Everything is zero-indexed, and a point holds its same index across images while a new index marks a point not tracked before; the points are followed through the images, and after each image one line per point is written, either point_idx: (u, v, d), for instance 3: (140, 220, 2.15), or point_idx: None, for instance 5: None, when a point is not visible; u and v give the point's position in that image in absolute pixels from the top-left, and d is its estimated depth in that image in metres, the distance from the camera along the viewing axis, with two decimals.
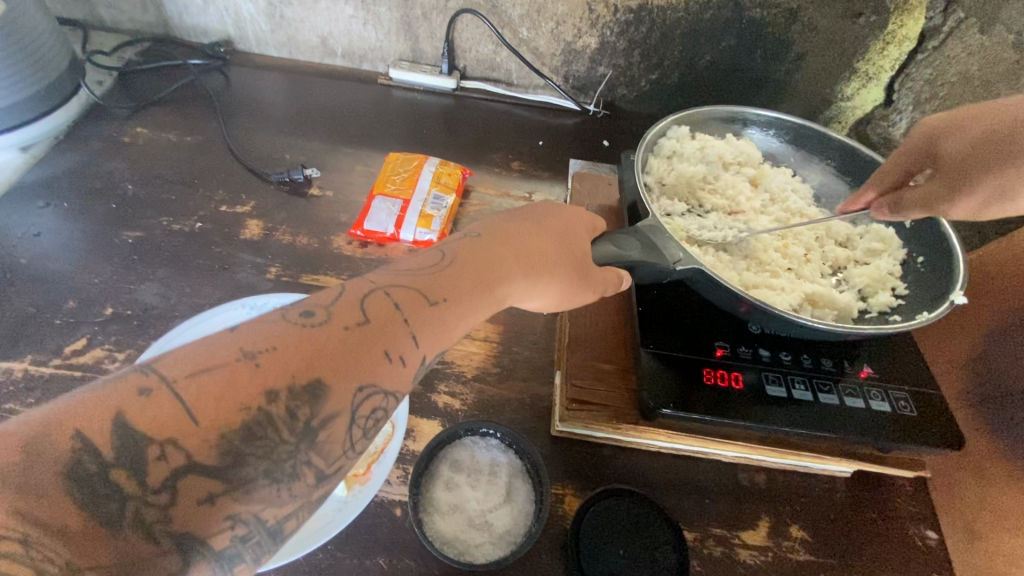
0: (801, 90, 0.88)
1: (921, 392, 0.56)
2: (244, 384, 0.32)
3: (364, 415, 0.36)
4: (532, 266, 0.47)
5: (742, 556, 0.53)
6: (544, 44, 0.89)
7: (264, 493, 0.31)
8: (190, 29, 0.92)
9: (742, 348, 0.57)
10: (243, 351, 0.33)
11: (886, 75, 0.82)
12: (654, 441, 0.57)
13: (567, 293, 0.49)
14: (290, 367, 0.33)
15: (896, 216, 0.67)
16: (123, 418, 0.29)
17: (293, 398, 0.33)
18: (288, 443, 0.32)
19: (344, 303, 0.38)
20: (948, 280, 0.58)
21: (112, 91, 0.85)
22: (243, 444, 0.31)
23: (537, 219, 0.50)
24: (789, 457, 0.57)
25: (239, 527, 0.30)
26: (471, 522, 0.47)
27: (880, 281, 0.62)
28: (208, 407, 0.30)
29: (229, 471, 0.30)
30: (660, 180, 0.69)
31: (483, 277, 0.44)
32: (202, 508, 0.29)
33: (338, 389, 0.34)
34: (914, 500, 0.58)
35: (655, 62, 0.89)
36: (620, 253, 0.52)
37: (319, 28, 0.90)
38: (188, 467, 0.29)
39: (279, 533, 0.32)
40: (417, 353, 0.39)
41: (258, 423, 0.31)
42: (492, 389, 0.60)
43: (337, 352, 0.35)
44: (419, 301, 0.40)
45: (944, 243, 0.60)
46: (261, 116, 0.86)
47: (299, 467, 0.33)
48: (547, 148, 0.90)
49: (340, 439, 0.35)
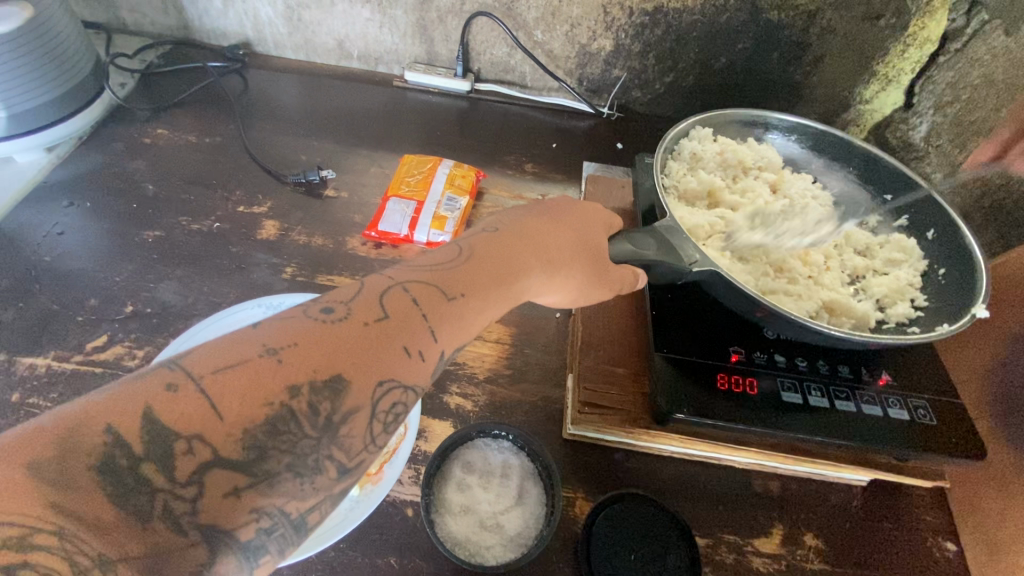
0: (819, 93, 0.88)
1: (941, 401, 0.55)
2: (267, 380, 0.32)
3: (385, 409, 0.36)
4: (549, 259, 0.47)
5: (755, 563, 0.53)
6: (559, 46, 0.89)
7: (287, 486, 0.32)
8: (209, 32, 0.93)
9: (757, 354, 0.56)
10: (266, 348, 0.33)
11: (907, 78, 0.81)
12: (667, 445, 0.57)
13: (585, 286, 0.49)
14: (310, 362, 0.34)
15: (918, 226, 0.66)
16: (151, 411, 0.29)
17: (315, 393, 0.33)
18: (311, 438, 0.33)
19: (363, 298, 0.38)
20: (971, 290, 0.57)
21: (133, 92, 0.86)
22: (266, 439, 0.31)
23: (554, 214, 0.51)
24: (805, 464, 0.56)
25: (264, 519, 0.31)
26: (483, 524, 0.47)
27: (899, 293, 0.61)
28: (232, 402, 0.31)
29: (253, 465, 0.31)
30: (678, 183, 0.69)
31: (501, 270, 0.44)
32: (228, 500, 0.30)
33: (357, 385, 0.34)
34: (933, 510, 0.57)
35: (671, 65, 0.89)
36: (639, 253, 0.52)
37: (336, 31, 0.91)
38: (215, 461, 0.30)
39: (302, 525, 0.33)
40: (435, 348, 0.39)
41: (281, 418, 0.32)
42: (505, 391, 0.60)
43: (358, 350, 0.35)
44: (437, 296, 0.40)
45: (969, 254, 0.59)
46: (278, 118, 0.87)
47: (321, 462, 0.33)
48: (560, 150, 0.90)
49: (360, 434, 0.35)
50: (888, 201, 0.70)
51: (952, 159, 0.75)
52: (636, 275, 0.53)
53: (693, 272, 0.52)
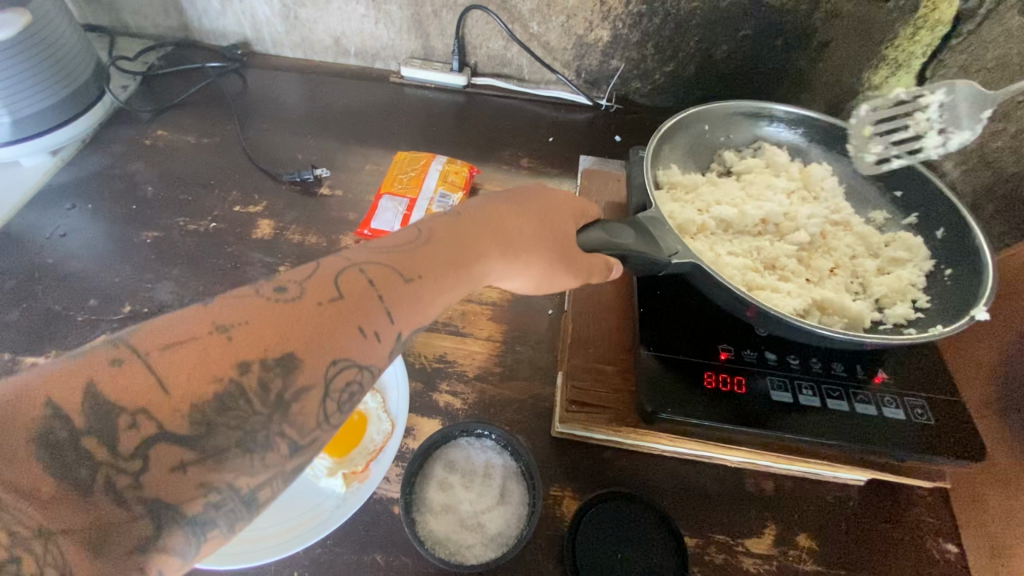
0: (825, 81, 0.85)
1: (941, 401, 0.53)
2: (216, 356, 0.33)
3: (337, 389, 0.36)
4: (510, 245, 0.46)
5: (744, 563, 0.52)
6: (556, 38, 0.88)
7: (239, 462, 0.32)
8: (209, 33, 0.94)
9: (747, 351, 0.55)
10: (216, 325, 0.34)
11: (918, 61, 0.75)
12: (657, 444, 0.56)
13: (550, 274, 0.48)
14: (262, 342, 0.34)
15: (927, 225, 0.64)
16: (95, 386, 0.30)
17: (265, 369, 0.33)
18: (261, 414, 0.33)
19: (317, 279, 0.38)
20: (976, 291, 0.54)
21: (136, 94, 0.88)
22: (214, 415, 0.32)
23: (519, 198, 0.49)
24: (798, 464, 0.55)
25: (212, 493, 0.31)
26: (463, 523, 0.47)
27: (900, 292, 0.59)
28: (179, 379, 0.32)
29: (200, 441, 0.31)
30: (671, 182, 0.68)
31: (459, 254, 0.43)
32: (175, 475, 0.30)
33: (310, 362, 0.35)
34: (934, 511, 0.56)
35: (671, 55, 0.87)
36: (612, 240, 0.50)
37: (332, 28, 0.91)
38: (159, 436, 0.30)
39: (253, 502, 0.32)
40: (393, 328, 0.39)
41: (229, 394, 0.32)
42: (494, 388, 0.60)
43: (312, 328, 0.35)
44: (394, 277, 0.40)
45: (976, 254, 0.57)
46: (277, 116, 0.88)
47: (272, 439, 0.33)
48: (557, 144, 0.88)
49: (313, 413, 0.35)
50: (898, 198, 0.67)
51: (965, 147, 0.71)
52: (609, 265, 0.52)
53: (673, 263, 0.51)
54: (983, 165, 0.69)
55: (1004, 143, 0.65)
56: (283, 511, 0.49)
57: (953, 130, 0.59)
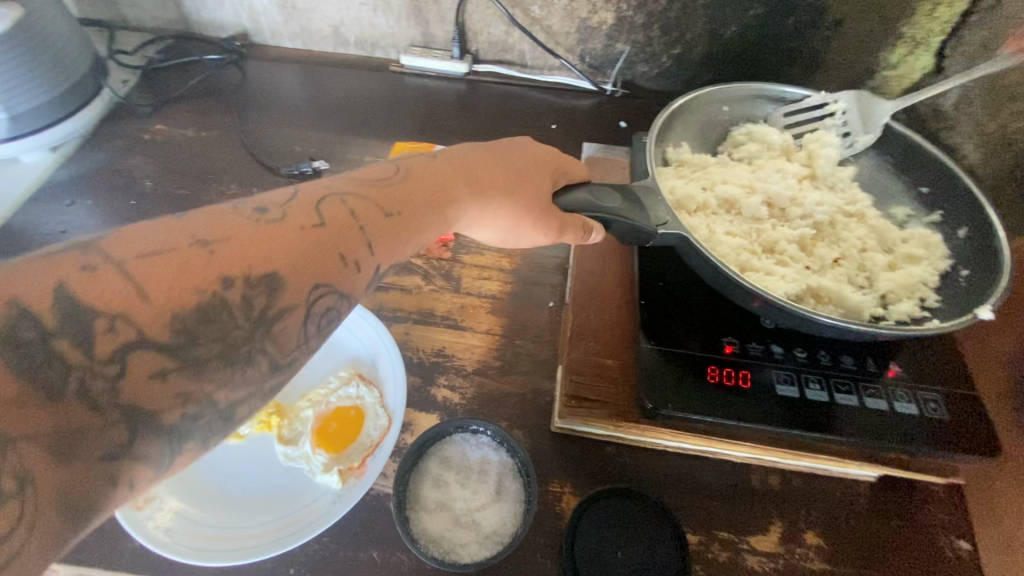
0: (838, 61, 0.82)
1: (956, 396, 0.51)
2: (200, 267, 0.34)
3: (319, 312, 0.39)
4: (481, 191, 0.49)
5: (749, 562, 0.50)
6: (558, 22, 0.86)
7: (220, 374, 0.34)
8: (208, 24, 0.94)
9: (753, 345, 0.54)
10: (196, 240, 0.35)
11: (937, 40, 0.74)
12: (660, 440, 0.55)
13: (517, 223, 0.51)
14: (245, 258, 0.36)
15: (952, 223, 0.61)
16: (66, 287, 0.31)
17: (249, 286, 0.36)
18: (244, 328, 0.35)
19: (300, 206, 0.41)
20: (987, 291, 0.52)
21: (135, 89, 0.87)
22: (197, 325, 0.33)
23: (497, 151, 0.53)
24: (806, 460, 0.53)
25: (191, 405, 0.33)
26: (457, 521, 0.46)
27: (908, 289, 0.56)
28: (157, 284, 0.33)
29: (184, 349, 0.33)
30: (680, 158, 0.66)
31: (434, 195, 0.47)
32: (153, 382, 0.31)
33: (293, 282, 0.37)
34: (948, 508, 0.54)
35: (677, 37, 0.84)
36: (594, 202, 0.50)
37: (331, 17, 0.90)
38: (140, 340, 0.31)
39: (231, 415, 0.35)
40: (372, 260, 0.42)
41: (214, 306, 0.34)
42: (493, 382, 0.59)
43: (297, 248, 0.38)
44: (375, 212, 0.43)
45: (996, 256, 0.54)
46: (276, 107, 0.87)
47: (255, 354, 0.36)
48: (560, 131, 0.86)
49: (295, 332, 0.38)
50: (925, 194, 0.64)
51: (983, 128, 0.68)
52: (587, 229, 0.52)
53: (659, 233, 0.50)
54: (1003, 146, 0.65)
55: None
56: (285, 508, 0.49)
57: (858, 135, 0.66)
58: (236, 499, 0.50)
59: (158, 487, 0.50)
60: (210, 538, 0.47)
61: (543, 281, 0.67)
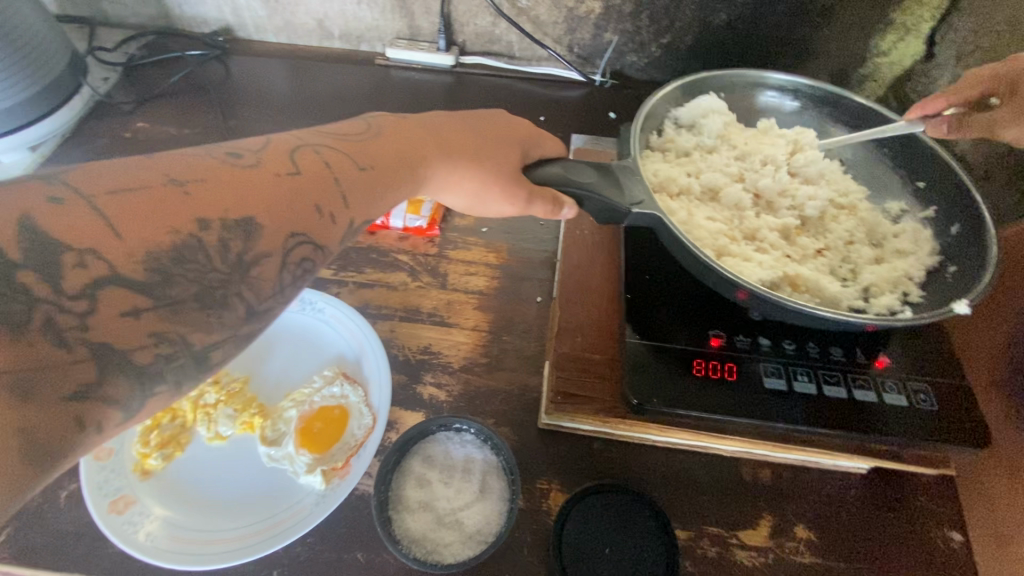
0: (828, 49, 0.81)
1: (945, 387, 0.51)
2: (175, 207, 0.34)
3: (294, 260, 0.39)
4: (450, 154, 0.49)
5: (739, 557, 0.50)
6: (545, 12, 0.84)
7: (194, 317, 0.34)
8: (190, 20, 0.93)
9: (740, 337, 0.53)
10: (170, 179, 0.35)
11: (927, 26, 0.74)
12: (648, 435, 0.54)
13: (483, 193, 0.51)
14: (221, 201, 0.36)
15: (946, 219, 0.58)
16: (33, 219, 0.31)
17: (226, 230, 0.36)
18: (221, 271, 0.35)
19: (275, 155, 0.41)
20: (973, 285, 0.50)
21: (116, 86, 0.86)
22: (172, 264, 0.33)
23: (465, 120, 0.53)
24: (795, 453, 0.52)
25: (164, 345, 0.32)
26: (440, 521, 0.46)
27: (892, 283, 0.55)
28: (129, 222, 0.33)
29: (157, 288, 0.32)
30: (663, 146, 0.66)
31: (405, 155, 0.47)
32: (125, 320, 0.31)
33: (270, 228, 0.37)
34: (941, 500, 0.53)
35: (666, 25, 0.83)
36: (568, 177, 0.50)
37: (315, 11, 0.89)
38: (112, 278, 0.31)
39: (205, 359, 0.34)
40: (347, 214, 0.42)
41: (189, 247, 0.34)
42: (479, 379, 0.59)
43: (270, 195, 0.38)
44: (349, 164, 0.44)
45: (984, 251, 0.52)
46: (260, 103, 0.86)
47: (230, 298, 0.35)
48: (548, 123, 0.84)
49: (271, 279, 0.38)
50: (921, 189, 0.62)
51: None
52: (558, 203, 0.51)
53: (633, 213, 0.49)
54: (994, 132, 0.64)
55: None
56: (268, 510, 0.49)
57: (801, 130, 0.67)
58: (219, 501, 0.50)
59: (141, 491, 0.49)
60: (193, 542, 0.47)
61: (531, 276, 0.66)
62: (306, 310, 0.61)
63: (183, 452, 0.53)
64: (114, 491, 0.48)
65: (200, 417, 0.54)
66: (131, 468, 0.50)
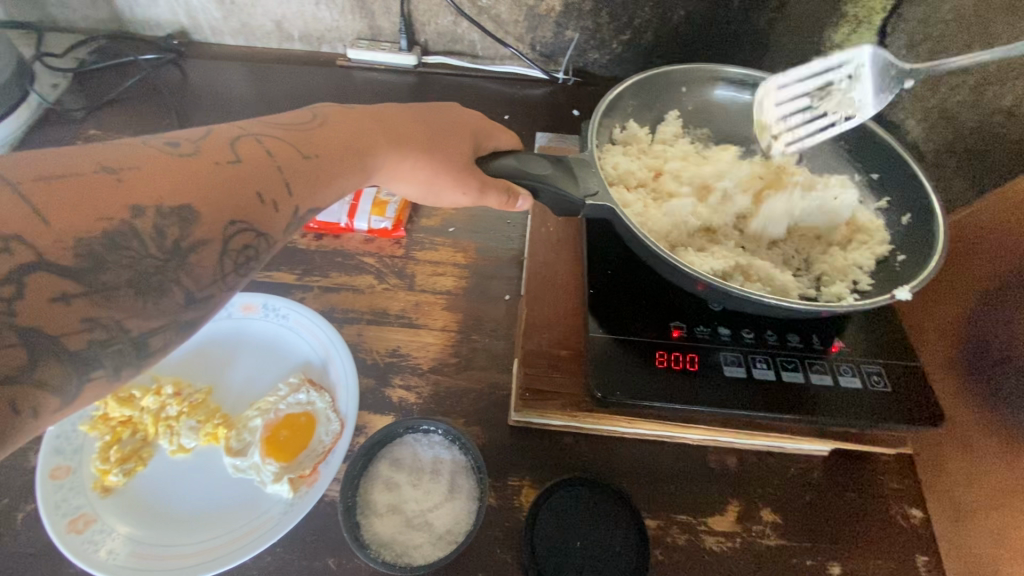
0: (784, 42, 0.83)
1: (896, 368, 0.52)
2: (107, 195, 0.34)
3: (236, 248, 0.38)
4: (399, 141, 0.49)
5: (708, 544, 0.51)
6: (506, 10, 0.84)
7: (128, 303, 0.33)
8: (143, 23, 0.90)
9: (700, 328, 0.54)
10: (102, 167, 0.35)
11: (879, 18, 0.75)
12: (616, 427, 0.55)
13: (434, 179, 0.51)
14: (156, 189, 0.35)
15: (897, 208, 0.60)
16: None
17: (161, 216, 0.35)
18: (156, 258, 0.35)
19: (214, 144, 0.40)
20: (920, 272, 0.52)
21: (67, 93, 0.83)
22: (104, 251, 0.33)
23: (416, 109, 0.53)
24: (758, 439, 0.54)
25: (98, 331, 0.32)
26: (410, 523, 0.46)
27: (842, 271, 0.57)
28: (60, 210, 0.32)
29: (88, 274, 0.32)
30: (626, 139, 0.67)
31: (353, 143, 0.47)
32: (56, 305, 0.31)
33: (208, 215, 0.37)
34: (898, 477, 0.55)
35: (626, 22, 0.84)
36: (524, 168, 0.49)
37: (272, 12, 0.87)
38: (39, 264, 0.31)
39: (144, 346, 0.34)
40: (291, 202, 0.42)
41: (121, 233, 0.33)
42: (449, 379, 0.58)
43: (209, 183, 0.38)
44: (292, 152, 0.43)
45: (931, 242, 0.53)
46: (219, 107, 0.84)
47: (167, 284, 0.35)
48: (512, 121, 0.84)
49: (211, 265, 0.37)
50: (875, 180, 0.63)
51: (926, 103, 0.69)
52: (513, 194, 0.53)
53: (587, 205, 0.50)
54: (944, 119, 0.66)
55: (964, 97, 0.63)
56: (235, 522, 0.48)
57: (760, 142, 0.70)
58: (184, 516, 0.49)
59: (102, 509, 0.48)
60: (158, 558, 0.46)
61: (498, 275, 0.67)
62: (269, 316, 0.60)
63: (145, 467, 0.51)
64: (73, 510, 0.47)
65: (162, 431, 0.53)
66: (90, 486, 0.49)
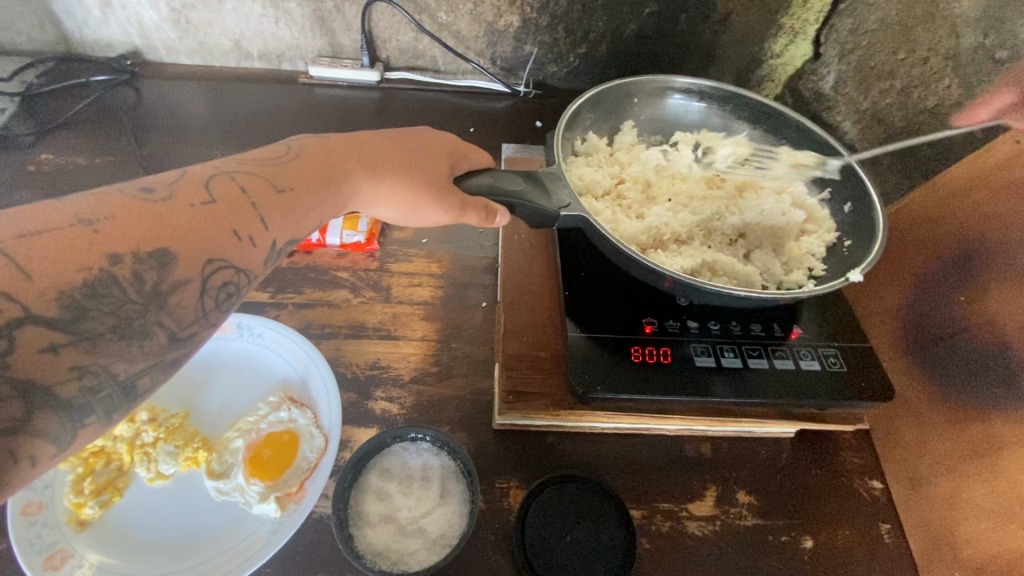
0: (729, 52, 0.88)
1: (850, 350, 0.56)
2: (86, 245, 0.33)
3: (214, 287, 0.38)
4: (376, 167, 0.50)
5: (689, 528, 0.53)
6: (466, 26, 0.87)
7: (115, 348, 0.33)
8: (93, 44, 0.88)
9: (670, 322, 0.57)
10: (78, 218, 0.34)
11: (812, 28, 0.82)
12: (596, 422, 0.57)
13: (414, 202, 0.52)
14: (133, 235, 0.35)
15: (839, 199, 0.65)
16: None
17: (138, 262, 0.35)
18: (136, 303, 0.34)
19: (189, 184, 0.40)
20: (867, 255, 0.56)
21: (13, 117, 0.80)
22: (86, 300, 0.32)
23: (391, 134, 0.54)
24: (731, 425, 0.56)
25: (88, 377, 0.32)
26: (403, 530, 0.46)
27: (797, 261, 0.61)
28: (42, 265, 0.32)
29: (73, 324, 0.32)
30: (589, 150, 0.70)
31: (330, 172, 0.48)
32: (44, 356, 0.30)
33: (185, 257, 0.37)
34: (859, 451, 0.59)
35: (581, 36, 0.87)
36: (497, 186, 0.52)
37: (230, 31, 0.87)
38: (28, 318, 0.30)
39: (132, 388, 0.34)
40: (268, 236, 0.42)
41: (101, 282, 0.33)
42: (431, 388, 0.59)
43: (185, 225, 0.38)
44: (268, 188, 0.44)
45: (873, 227, 0.58)
46: (177, 128, 0.83)
47: (150, 326, 0.35)
48: (478, 133, 0.86)
49: (191, 306, 0.37)
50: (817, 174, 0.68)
51: (858, 106, 0.75)
52: (491, 211, 0.52)
53: (562, 216, 0.52)
54: (877, 120, 0.72)
55: (892, 99, 0.69)
56: (221, 546, 0.47)
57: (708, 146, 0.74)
58: (167, 543, 0.48)
59: (79, 544, 0.46)
60: None
61: (473, 284, 0.68)
62: (244, 335, 0.60)
63: (122, 497, 0.50)
64: (48, 546, 0.45)
65: (138, 458, 0.51)
66: (65, 520, 0.47)
